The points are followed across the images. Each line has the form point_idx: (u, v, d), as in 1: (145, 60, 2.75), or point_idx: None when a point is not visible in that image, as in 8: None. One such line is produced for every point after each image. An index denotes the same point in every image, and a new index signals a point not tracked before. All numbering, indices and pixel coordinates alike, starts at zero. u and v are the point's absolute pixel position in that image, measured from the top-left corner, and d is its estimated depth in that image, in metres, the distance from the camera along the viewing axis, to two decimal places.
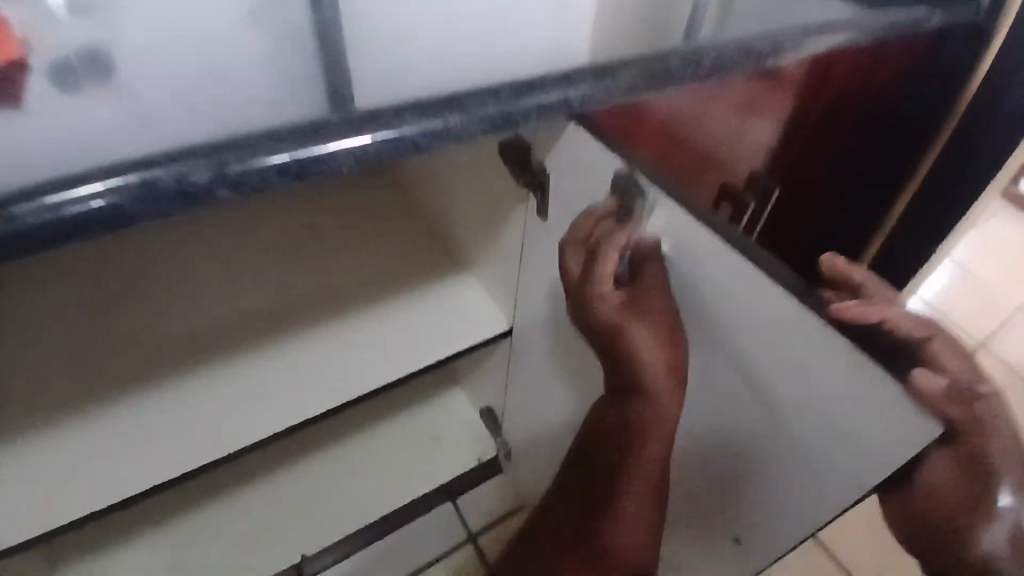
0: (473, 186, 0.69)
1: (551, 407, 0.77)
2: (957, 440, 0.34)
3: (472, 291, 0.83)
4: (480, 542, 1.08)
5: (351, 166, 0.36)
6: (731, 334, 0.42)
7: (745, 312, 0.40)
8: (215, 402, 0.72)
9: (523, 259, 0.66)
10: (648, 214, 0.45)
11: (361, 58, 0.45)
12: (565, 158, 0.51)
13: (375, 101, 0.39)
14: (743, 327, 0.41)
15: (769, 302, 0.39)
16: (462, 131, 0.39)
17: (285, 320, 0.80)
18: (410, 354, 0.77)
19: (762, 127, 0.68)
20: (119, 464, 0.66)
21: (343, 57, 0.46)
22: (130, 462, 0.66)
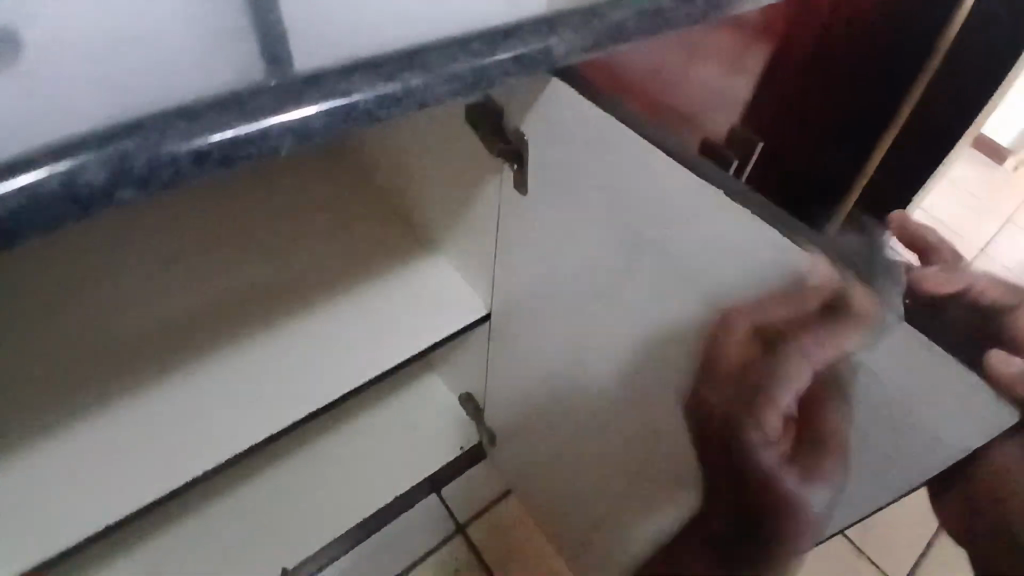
0: (439, 158, 0.62)
1: (539, 394, 0.72)
2: None
3: (444, 273, 0.77)
4: (469, 532, 1.01)
5: (292, 146, 0.29)
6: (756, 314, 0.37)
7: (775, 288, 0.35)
8: (167, 421, 0.64)
9: (500, 236, 0.60)
10: (649, 180, 0.39)
11: (294, 11, 0.37)
12: (546, 120, 0.44)
13: (316, 62, 0.32)
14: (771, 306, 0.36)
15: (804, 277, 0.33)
16: (427, 95, 0.32)
17: (238, 321, 0.72)
18: (382, 350, 0.70)
19: (746, 73, 0.62)
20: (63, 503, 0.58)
21: (273, 10, 0.37)
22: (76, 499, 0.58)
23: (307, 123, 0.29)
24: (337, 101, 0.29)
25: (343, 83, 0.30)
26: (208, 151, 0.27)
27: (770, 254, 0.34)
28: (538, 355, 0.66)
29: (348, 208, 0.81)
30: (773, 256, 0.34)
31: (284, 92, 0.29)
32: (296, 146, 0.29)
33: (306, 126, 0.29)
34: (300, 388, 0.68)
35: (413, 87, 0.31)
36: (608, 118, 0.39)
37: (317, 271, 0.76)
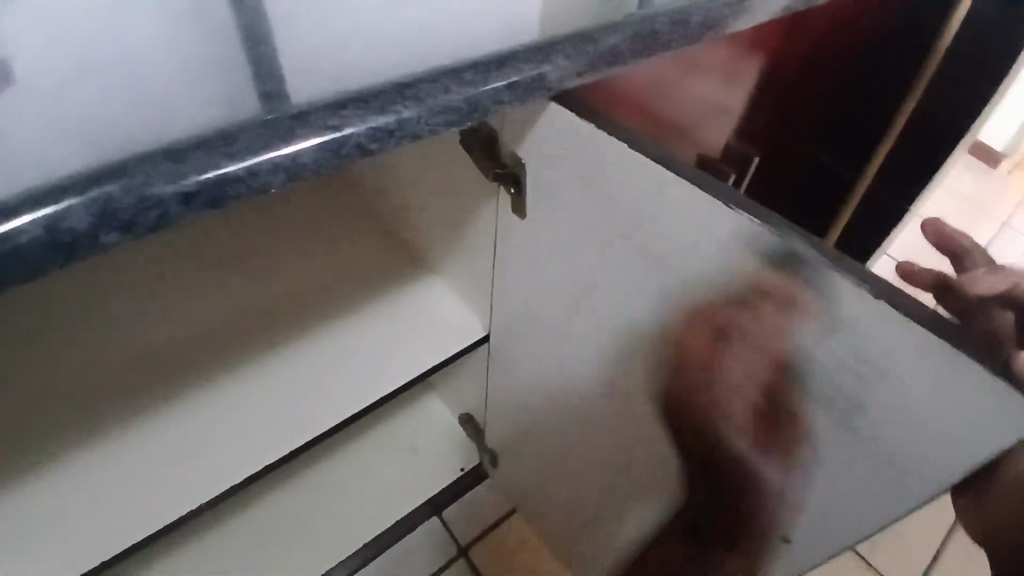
0: (433, 182, 0.61)
1: (541, 414, 0.71)
2: None
3: (441, 294, 0.76)
4: (471, 555, 1.01)
5: (281, 184, 0.28)
6: (759, 337, 0.36)
7: (779, 313, 0.34)
8: (162, 454, 0.63)
9: (496, 259, 0.59)
10: (645, 201, 0.38)
11: (282, 41, 0.37)
12: (543, 143, 0.43)
13: (304, 95, 0.31)
14: (774, 330, 0.35)
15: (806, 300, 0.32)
16: (420, 127, 0.31)
17: (233, 349, 0.71)
18: (380, 375, 0.69)
19: (740, 90, 0.62)
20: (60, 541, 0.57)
21: (261, 40, 0.37)
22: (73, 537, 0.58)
23: (297, 159, 0.28)
24: (328, 135, 0.29)
25: (333, 116, 0.29)
26: (194, 192, 0.27)
27: (778, 280, 0.34)
28: (540, 376, 0.65)
29: (344, 230, 0.80)
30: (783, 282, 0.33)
31: (272, 129, 0.28)
32: (286, 182, 0.29)
33: (296, 162, 0.28)
34: (299, 415, 0.67)
35: (405, 119, 0.30)
36: (607, 142, 0.38)
37: (313, 293, 0.75)
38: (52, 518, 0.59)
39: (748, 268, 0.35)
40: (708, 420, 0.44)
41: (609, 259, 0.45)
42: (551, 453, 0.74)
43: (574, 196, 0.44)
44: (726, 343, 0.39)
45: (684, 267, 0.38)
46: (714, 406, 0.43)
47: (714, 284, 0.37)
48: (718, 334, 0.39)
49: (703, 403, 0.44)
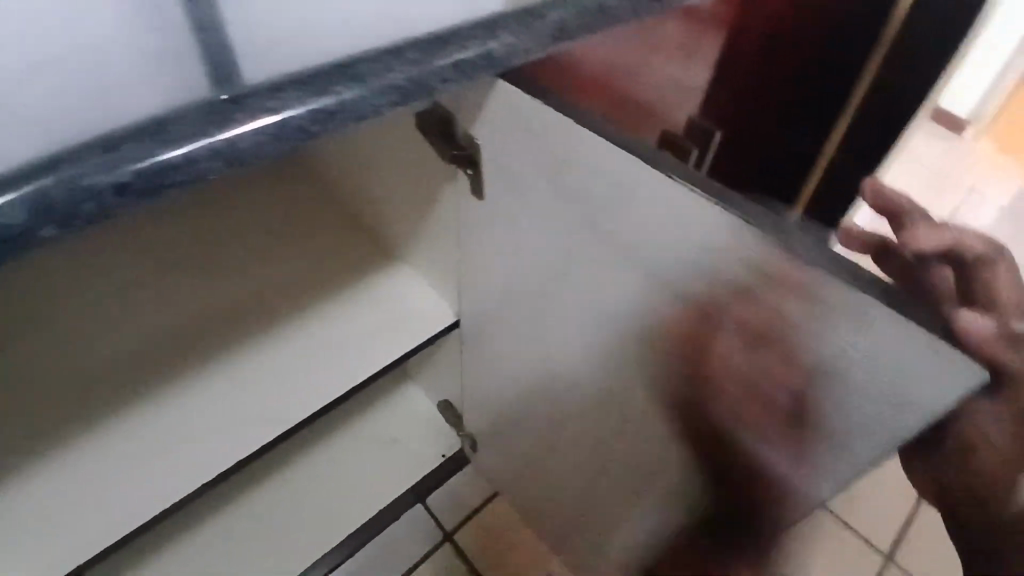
0: (394, 168, 0.60)
1: (516, 396, 0.71)
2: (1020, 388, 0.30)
3: (410, 282, 0.75)
4: (457, 540, 0.98)
5: (220, 170, 0.28)
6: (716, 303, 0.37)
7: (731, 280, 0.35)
8: (135, 455, 0.63)
9: (461, 243, 0.59)
10: (599, 173, 0.38)
11: (223, 23, 0.36)
12: (496, 121, 0.43)
13: (242, 81, 0.30)
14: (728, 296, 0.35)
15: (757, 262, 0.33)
16: (363, 108, 0.30)
17: (201, 346, 0.70)
18: (352, 365, 0.69)
19: (698, 65, 0.62)
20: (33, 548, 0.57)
21: (202, 23, 0.36)
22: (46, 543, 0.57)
23: (234, 145, 0.28)
24: (266, 119, 0.28)
25: (272, 99, 0.29)
26: (129, 182, 0.26)
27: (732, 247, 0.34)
28: (512, 357, 0.65)
29: (310, 222, 0.80)
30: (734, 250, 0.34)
31: (209, 115, 0.28)
32: (225, 169, 0.28)
33: (234, 148, 0.28)
34: (272, 408, 0.66)
35: (346, 100, 0.30)
36: (561, 117, 0.38)
37: (281, 286, 0.74)
38: (23, 525, 0.58)
39: (699, 238, 0.35)
40: (674, 387, 0.45)
41: (570, 236, 0.45)
42: (529, 435, 0.75)
43: (531, 174, 0.44)
44: (686, 312, 0.39)
45: (645, 235, 0.38)
46: (679, 374, 0.43)
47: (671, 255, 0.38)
48: (676, 305, 0.40)
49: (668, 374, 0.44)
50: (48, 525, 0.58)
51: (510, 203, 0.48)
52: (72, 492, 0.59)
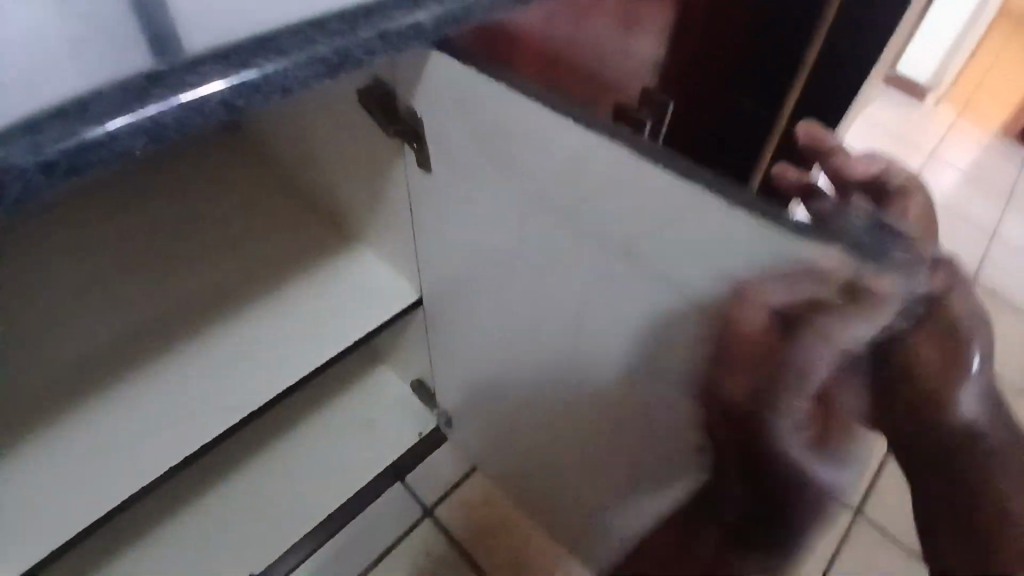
0: (345, 148, 0.61)
1: (481, 367, 0.72)
2: None
3: (372, 263, 0.76)
4: (438, 514, 1.00)
5: (146, 146, 0.29)
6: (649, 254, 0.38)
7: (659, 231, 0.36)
8: (104, 442, 0.63)
9: (414, 219, 0.60)
10: (538, 137, 0.39)
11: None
12: (433, 92, 0.44)
13: (164, 56, 0.31)
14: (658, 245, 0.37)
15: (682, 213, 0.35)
16: (288, 80, 0.31)
17: (165, 335, 0.70)
18: (317, 345, 0.70)
19: (648, 36, 0.62)
20: (8, 538, 0.57)
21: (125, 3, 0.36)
22: (21, 532, 0.57)
23: (158, 121, 0.28)
24: (188, 94, 0.29)
25: (192, 74, 0.30)
26: (55, 161, 0.27)
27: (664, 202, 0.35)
28: (474, 329, 0.66)
29: (271, 211, 0.80)
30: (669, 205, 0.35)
31: (129, 94, 0.28)
32: (150, 145, 0.29)
33: (157, 124, 0.28)
34: (239, 391, 0.67)
35: (270, 72, 0.30)
36: (496, 85, 0.39)
37: (245, 272, 0.75)
38: None
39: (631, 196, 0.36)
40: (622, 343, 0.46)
41: (515, 202, 0.46)
42: (497, 405, 0.77)
43: (472, 143, 0.45)
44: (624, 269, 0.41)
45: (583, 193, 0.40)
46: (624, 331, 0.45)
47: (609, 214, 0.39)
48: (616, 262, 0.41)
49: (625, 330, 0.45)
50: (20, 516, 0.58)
51: (456, 174, 0.49)
52: (44, 483, 0.60)
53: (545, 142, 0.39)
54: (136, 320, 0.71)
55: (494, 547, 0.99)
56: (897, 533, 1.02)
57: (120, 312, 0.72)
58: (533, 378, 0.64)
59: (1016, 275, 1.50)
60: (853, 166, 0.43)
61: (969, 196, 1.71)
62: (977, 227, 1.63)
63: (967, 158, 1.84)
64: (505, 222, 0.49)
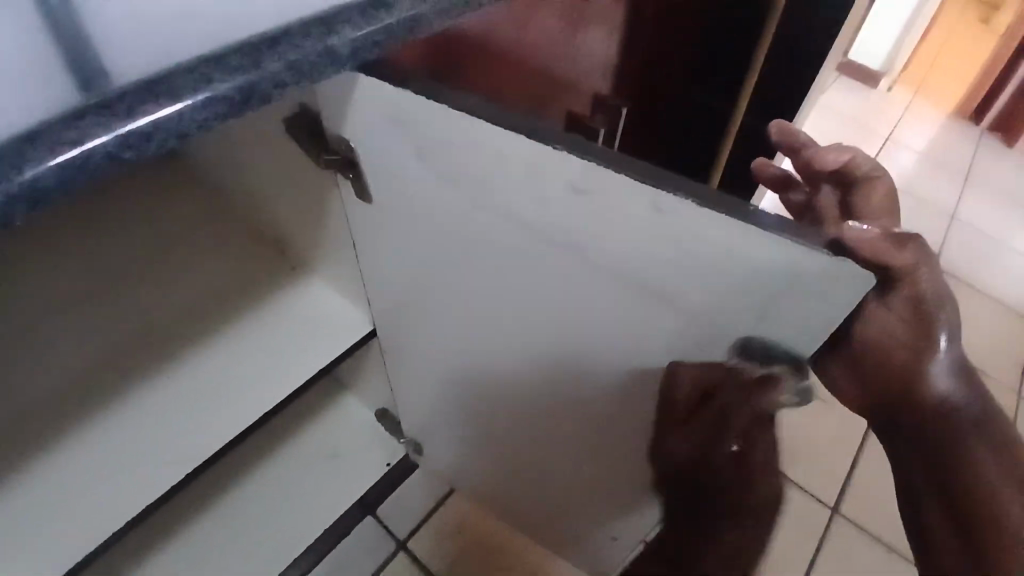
0: (280, 178, 0.58)
1: (447, 388, 0.70)
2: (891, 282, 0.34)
3: (324, 293, 0.73)
4: (411, 548, 0.98)
5: (29, 215, 0.26)
6: (609, 257, 0.37)
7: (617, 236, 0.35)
8: (49, 501, 0.59)
9: (357, 245, 0.57)
10: (477, 155, 0.37)
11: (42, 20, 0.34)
12: (363, 115, 0.41)
13: (41, 106, 0.28)
14: (610, 249, 0.36)
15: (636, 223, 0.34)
16: (186, 125, 0.29)
17: (108, 384, 0.66)
18: (275, 380, 0.66)
19: (596, 40, 0.59)
20: None
21: (15, 27, 0.33)
22: None
23: (37, 184, 0.26)
24: (71, 153, 0.26)
25: (71, 129, 0.27)
26: None
27: (626, 206, 0.33)
28: (435, 351, 0.64)
29: (217, 243, 0.77)
30: (649, 212, 0.33)
31: (1, 158, 0.25)
32: (32, 211, 0.26)
33: (36, 188, 0.26)
34: (194, 435, 0.63)
35: (165, 117, 0.28)
36: (432, 104, 0.37)
37: (193, 309, 0.71)
38: None
39: (587, 208, 0.35)
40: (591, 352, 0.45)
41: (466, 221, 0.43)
42: (467, 425, 0.74)
43: (413, 166, 0.42)
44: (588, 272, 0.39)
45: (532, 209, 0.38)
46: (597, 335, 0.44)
47: (565, 225, 0.37)
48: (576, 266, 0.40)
49: (596, 333, 0.44)
50: None
51: (397, 202, 0.47)
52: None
53: (490, 157, 0.37)
54: (77, 369, 0.67)
55: (475, 569, 0.97)
56: (875, 527, 1.02)
57: (60, 361, 0.68)
58: (505, 394, 0.61)
59: (979, 253, 1.52)
60: (824, 159, 0.42)
61: (927, 178, 1.73)
62: (937, 210, 1.64)
63: (922, 142, 1.86)
64: (456, 245, 0.47)
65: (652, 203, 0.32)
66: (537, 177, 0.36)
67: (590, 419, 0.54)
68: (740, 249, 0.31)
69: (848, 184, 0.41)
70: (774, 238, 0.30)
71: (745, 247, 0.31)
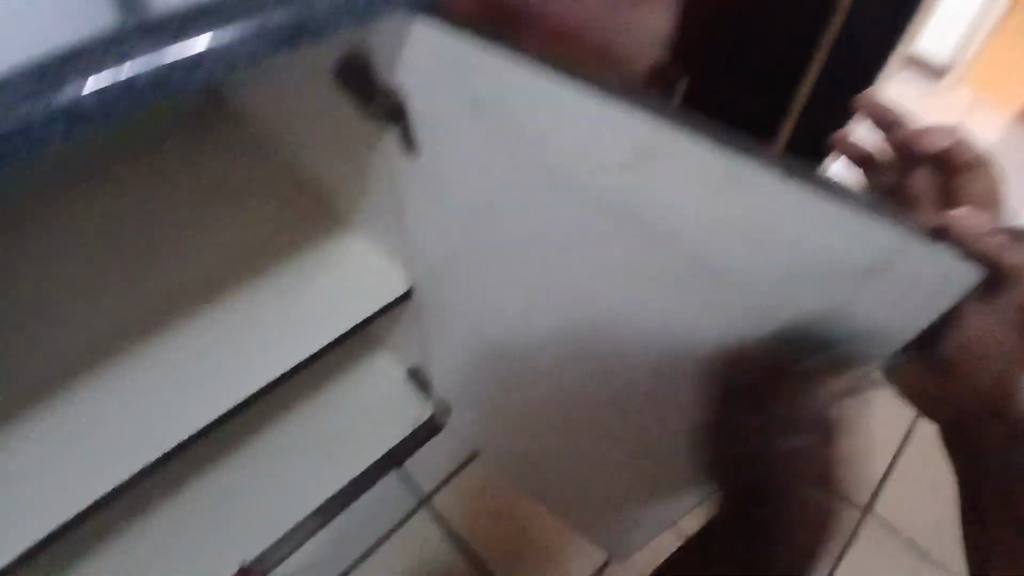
0: (326, 132, 0.58)
1: (479, 353, 0.69)
2: (996, 288, 0.34)
3: (363, 248, 0.73)
4: (435, 503, 1.00)
5: (68, 134, 0.27)
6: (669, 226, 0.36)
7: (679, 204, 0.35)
8: (87, 428, 0.61)
9: (399, 202, 0.56)
10: (538, 108, 0.36)
11: None
12: (412, 65, 0.40)
13: (88, 24, 0.28)
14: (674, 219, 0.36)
15: (708, 194, 0.33)
16: (230, 55, 0.30)
17: (149, 320, 0.66)
18: (310, 334, 0.67)
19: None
20: None
21: None
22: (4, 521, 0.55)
23: (81, 104, 0.27)
24: (113, 75, 0.27)
25: (116, 51, 0.28)
26: None
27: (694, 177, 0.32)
28: (471, 316, 0.63)
29: (255, 185, 0.75)
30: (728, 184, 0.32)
31: (46, 73, 0.27)
32: (73, 130, 0.28)
33: (80, 107, 0.27)
34: (227, 380, 0.64)
35: (209, 48, 0.29)
36: (494, 52, 0.35)
37: (235, 253, 0.71)
38: None
39: (652, 172, 0.34)
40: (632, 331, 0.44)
41: (519, 178, 0.42)
42: (496, 394, 0.74)
43: (465, 118, 0.41)
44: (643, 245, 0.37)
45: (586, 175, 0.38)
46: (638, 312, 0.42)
47: (620, 183, 0.36)
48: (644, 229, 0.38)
49: (643, 298, 0.42)
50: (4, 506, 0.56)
51: (446, 153, 0.45)
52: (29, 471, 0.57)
53: (550, 110, 0.35)
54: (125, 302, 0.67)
55: (492, 532, 0.99)
56: (901, 532, 1.00)
57: None
58: (539, 362, 0.60)
59: None
60: (925, 140, 0.39)
61: None
62: None
63: None
64: (503, 203, 0.45)
65: (725, 165, 0.31)
66: (599, 137, 0.35)
67: (626, 393, 0.53)
68: (827, 230, 0.31)
69: (946, 168, 0.39)
70: (871, 219, 0.29)
71: (847, 235, 0.31)
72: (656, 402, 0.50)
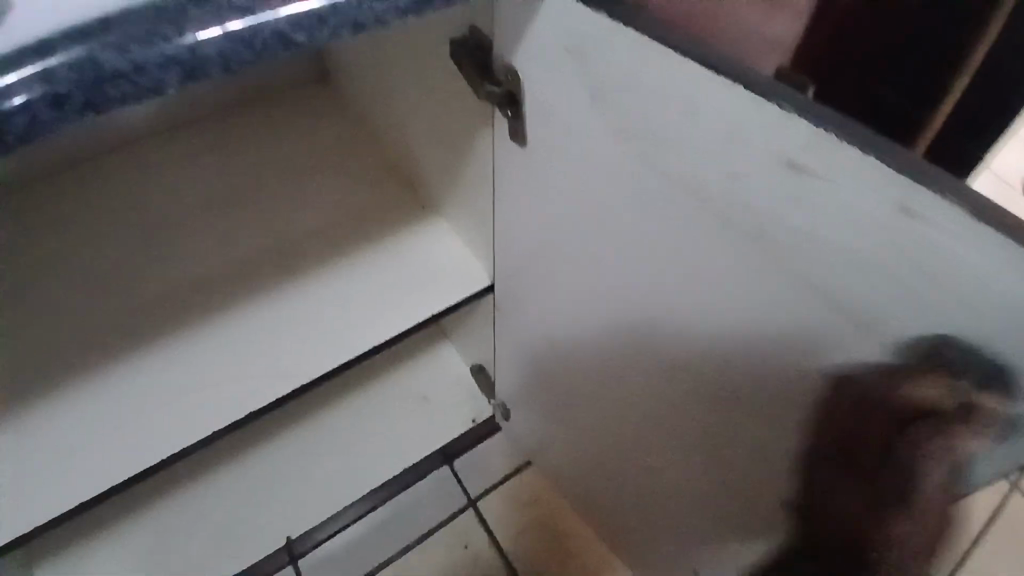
0: (431, 111, 0.56)
1: (548, 362, 0.65)
2: None
3: (445, 242, 0.70)
4: (481, 507, 0.93)
5: (181, 84, 0.26)
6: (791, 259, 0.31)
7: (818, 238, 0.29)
8: (161, 387, 0.62)
9: (495, 195, 0.54)
10: (666, 102, 0.32)
11: None
12: (537, 44, 0.37)
13: None
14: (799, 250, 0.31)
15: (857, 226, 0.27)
16: (359, 14, 0.28)
17: (231, 287, 0.68)
18: (383, 319, 0.65)
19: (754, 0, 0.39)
20: (59, 468, 0.56)
21: None
22: (70, 465, 0.56)
23: (197, 51, 0.25)
24: (238, 22, 0.26)
25: None
26: (69, 94, 0.24)
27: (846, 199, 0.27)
28: (550, 324, 0.59)
29: (347, 171, 0.76)
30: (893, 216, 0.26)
31: (166, 15, 0.25)
32: (188, 81, 0.26)
33: (195, 54, 0.25)
34: (293, 358, 0.63)
35: (340, 3, 0.27)
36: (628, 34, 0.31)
37: (318, 231, 0.71)
38: (52, 449, 0.57)
39: (788, 190, 0.29)
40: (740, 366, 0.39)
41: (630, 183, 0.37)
42: (566, 408, 0.70)
43: (586, 110, 0.37)
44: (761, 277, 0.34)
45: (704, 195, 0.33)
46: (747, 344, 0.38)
47: (754, 204, 0.31)
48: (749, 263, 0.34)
49: (748, 339, 0.37)
50: (73, 450, 0.57)
51: (556, 147, 0.42)
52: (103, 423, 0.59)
53: (687, 108, 0.31)
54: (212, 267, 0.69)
55: (539, 549, 0.91)
56: None
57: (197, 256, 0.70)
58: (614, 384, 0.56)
59: None
60: None
61: None
62: None
63: None
64: (606, 209, 0.41)
65: (897, 189, 0.25)
66: (735, 144, 0.30)
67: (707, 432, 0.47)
68: None
69: None
70: None
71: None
72: (728, 455, 0.45)
